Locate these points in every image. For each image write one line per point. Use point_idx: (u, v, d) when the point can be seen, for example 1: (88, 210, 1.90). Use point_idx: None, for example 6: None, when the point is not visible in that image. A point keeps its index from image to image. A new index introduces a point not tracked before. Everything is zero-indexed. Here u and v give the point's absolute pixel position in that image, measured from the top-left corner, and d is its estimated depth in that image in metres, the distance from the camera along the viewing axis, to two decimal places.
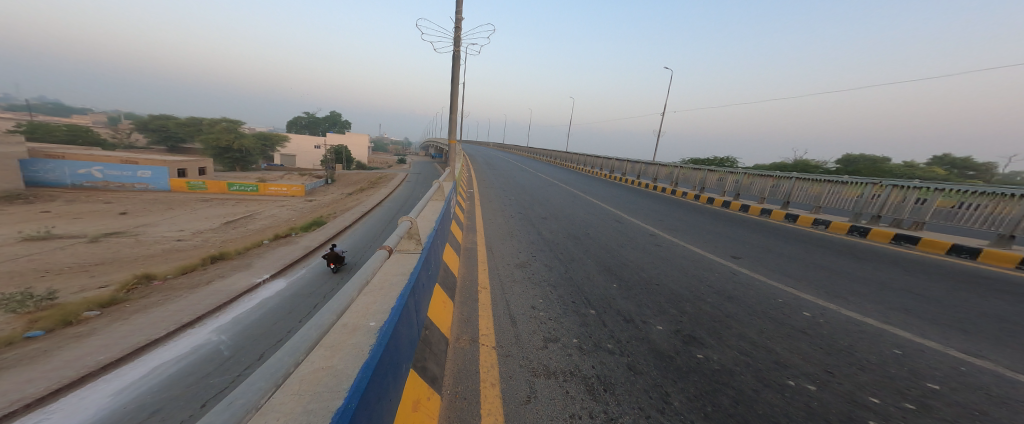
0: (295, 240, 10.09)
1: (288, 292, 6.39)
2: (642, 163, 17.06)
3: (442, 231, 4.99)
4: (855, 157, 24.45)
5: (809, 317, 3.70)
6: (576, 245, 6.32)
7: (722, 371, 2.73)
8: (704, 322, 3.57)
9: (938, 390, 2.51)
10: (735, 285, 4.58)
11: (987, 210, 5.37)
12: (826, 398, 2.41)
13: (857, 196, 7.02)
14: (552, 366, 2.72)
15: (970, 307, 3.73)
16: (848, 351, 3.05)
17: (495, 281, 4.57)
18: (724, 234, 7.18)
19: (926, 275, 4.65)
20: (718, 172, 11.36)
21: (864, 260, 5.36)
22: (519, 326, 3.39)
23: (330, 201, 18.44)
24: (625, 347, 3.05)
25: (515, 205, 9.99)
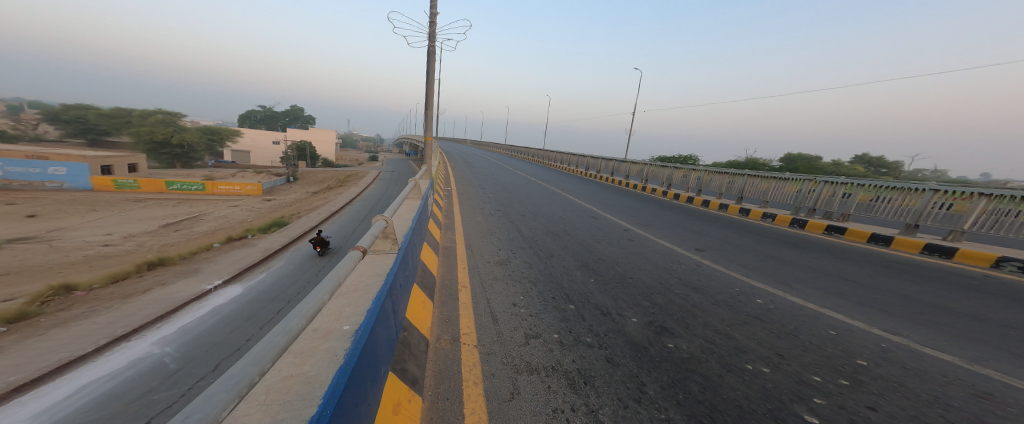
0: (251, 242, 9.42)
1: (246, 298, 5.96)
2: (615, 162, 17.61)
3: (419, 229, 4.84)
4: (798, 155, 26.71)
5: (762, 303, 3.97)
6: (553, 241, 6.40)
7: (691, 359, 2.87)
8: (674, 313, 3.73)
9: (865, 366, 2.78)
10: (696, 276, 4.82)
11: (898, 203, 5.98)
12: (778, 379, 2.59)
13: (797, 191, 7.66)
14: (534, 362, 2.73)
15: (890, 289, 4.17)
16: (794, 333, 3.30)
17: (476, 280, 4.52)
18: (688, 228, 7.55)
19: (858, 262, 5.14)
20: (684, 168, 11.93)
21: (806, 249, 5.85)
22: (501, 324, 3.37)
23: (293, 200, 17.43)
24: (603, 340, 3.12)
25: (492, 203, 9.95)
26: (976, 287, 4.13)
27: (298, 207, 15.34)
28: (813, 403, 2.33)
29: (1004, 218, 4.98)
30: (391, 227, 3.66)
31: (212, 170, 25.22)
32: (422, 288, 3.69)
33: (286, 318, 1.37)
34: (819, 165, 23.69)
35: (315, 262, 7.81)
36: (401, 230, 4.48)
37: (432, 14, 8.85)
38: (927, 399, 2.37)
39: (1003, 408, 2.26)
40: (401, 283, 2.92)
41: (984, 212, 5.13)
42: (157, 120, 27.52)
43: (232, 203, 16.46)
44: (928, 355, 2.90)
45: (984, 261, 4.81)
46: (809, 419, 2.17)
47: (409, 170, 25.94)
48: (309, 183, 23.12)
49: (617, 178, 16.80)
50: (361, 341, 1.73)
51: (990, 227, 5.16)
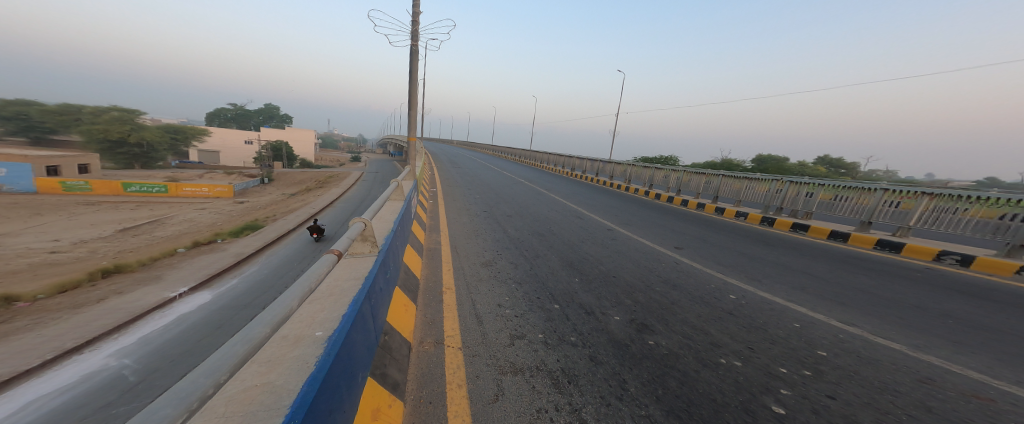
0: (221, 247, 8.98)
1: (215, 305, 5.68)
2: (599, 162, 17.94)
3: (402, 231, 4.77)
4: (769, 156, 28.07)
5: (735, 299, 4.12)
6: (537, 241, 6.44)
7: (669, 355, 2.95)
8: (654, 310, 3.82)
9: (826, 356, 2.94)
10: (674, 273, 4.96)
11: (854, 202, 6.36)
12: (748, 373, 2.71)
13: (766, 191, 8.06)
14: (519, 362, 2.75)
15: (848, 283, 4.44)
16: (763, 327, 3.45)
17: (460, 281, 4.49)
18: (669, 227, 7.77)
19: (821, 258, 5.43)
20: (663, 169, 12.31)
21: (775, 246, 6.13)
22: (486, 325, 3.36)
23: (269, 202, 16.77)
24: (586, 338, 3.17)
25: (478, 204, 9.91)
26: (923, 279, 4.45)
27: (273, 209, 14.77)
28: (779, 393, 2.45)
29: (945, 215, 5.35)
30: (370, 229, 3.59)
31: (177, 172, 23.87)
32: (404, 290, 3.63)
33: (249, 326, 1.31)
34: (786, 166, 25.05)
35: (290, 266, 7.54)
36: (380, 232, 4.38)
37: (415, 13, 8.75)
38: (878, 386, 2.54)
39: (943, 392, 2.45)
40: (381, 286, 2.86)
41: (927, 209, 5.50)
42: (111, 117, 25.64)
43: (198, 206, 15.59)
44: (880, 344, 3.10)
45: (927, 255, 5.20)
46: (776, 410, 2.27)
47: (393, 171, 25.50)
48: (286, 184, 22.30)
49: (601, 178, 17.09)
50: (336, 347, 1.69)
51: (933, 224, 5.50)
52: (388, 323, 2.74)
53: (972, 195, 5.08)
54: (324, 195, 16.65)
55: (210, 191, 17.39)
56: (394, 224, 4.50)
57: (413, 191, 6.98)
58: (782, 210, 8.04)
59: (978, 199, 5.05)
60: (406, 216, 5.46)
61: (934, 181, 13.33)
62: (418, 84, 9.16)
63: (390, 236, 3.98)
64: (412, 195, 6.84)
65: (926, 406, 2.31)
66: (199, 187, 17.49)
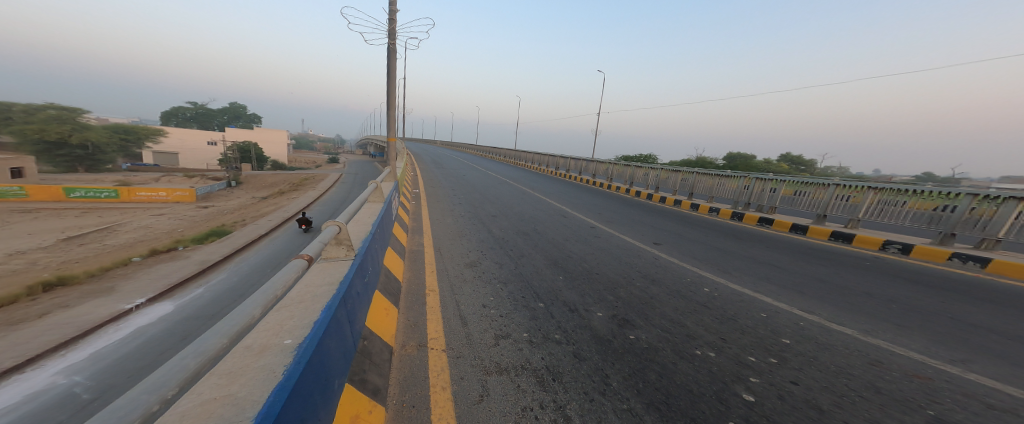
0: (183, 255, 8.44)
1: (178, 316, 5.34)
2: (582, 161, 18.24)
3: (381, 233, 4.66)
4: (740, 153, 29.38)
5: (709, 292, 4.29)
6: (521, 241, 6.45)
7: (649, 348, 3.03)
8: (635, 305, 3.92)
9: (790, 344, 3.11)
10: (653, 269, 5.11)
11: (811, 196, 6.83)
12: (721, 362, 2.82)
13: (736, 187, 8.47)
14: (504, 361, 2.74)
15: (810, 273, 4.72)
16: (734, 318, 3.61)
17: (444, 282, 4.44)
18: (647, 223, 8.00)
19: (786, 249, 5.75)
20: (643, 167, 12.67)
21: (745, 240, 6.43)
22: (470, 326, 3.34)
23: (238, 206, 15.95)
24: (570, 335, 3.21)
25: (461, 204, 9.83)
26: (874, 267, 4.80)
27: (242, 213, 14.04)
28: (749, 381, 2.57)
29: (889, 206, 5.79)
30: (345, 232, 3.47)
31: (131, 175, 22.19)
32: (384, 293, 3.54)
33: (202, 338, 1.21)
34: (754, 163, 26.36)
35: (261, 273, 7.19)
36: (358, 235, 4.26)
37: (391, 12, 8.56)
38: (835, 369, 2.71)
39: (889, 372, 2.66)
40: (358, 289, 2.77)
41: (873, 202, 5.95)
42: (50, 116, 23.43)
43: (157, 212, 14.57)
44: (837, 329, 3.32)
45: (874, 244, 5.62)
46: (746, 397, 2.38)
47: (372, 171, 24.84)
48: (257, 187, 21.26)
49: (584, 177, 17.33)
50: (307, 356, 1.61)
51: (878, 215, 5.96)
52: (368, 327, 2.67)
53: (911, 189, 5.55)
54: (298, 198, 16.01)
55: (169, 196, 16.33)
56: (371, 227, 4.40)
57: (394, 193, 6.85)
58: (750, 206, 8.45)
59: (916, 192, 5.46)
60: (386, 218, 5.32)
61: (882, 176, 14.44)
62: (396, 84, 8.96)
63: (367, 239, 3.86)
64: (392, 196, 6.69)
65: (874, 387, 2.49)
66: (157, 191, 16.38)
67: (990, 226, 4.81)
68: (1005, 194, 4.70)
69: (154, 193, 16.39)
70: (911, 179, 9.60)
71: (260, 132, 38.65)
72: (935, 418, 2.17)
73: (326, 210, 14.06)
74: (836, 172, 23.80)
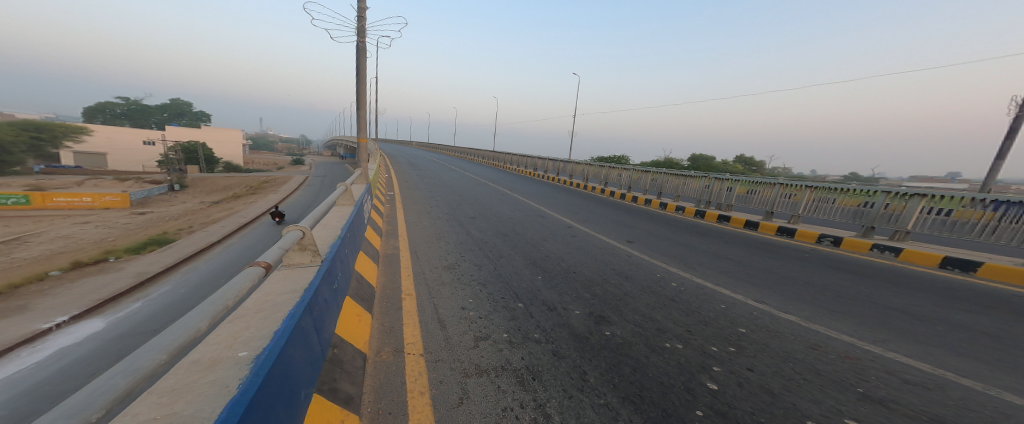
0: (116, 267, 7.60)
1: (109, 334, 4.79)
2: (558, 162, 18.52)
3: (351, 237, 4.43)
4: (703, 155, 31.11)
5: (677, 286, 4.46)
6: (500, 242, 6.41)
7: (624, 344, 3.09)
8: (610, 302, 3.99)
9: (746, 332, 3.29)
10: (626, 266, 5.24)
11: (761, 194, 7.30)
12: (688, 354, 2.93)
13: (699, 187, 8.92)
14: (484, 363, 2.70)
15: (762, 265, 5.02)
16: (699, 310, 3.77)
17: (421, 286, 4.32)
18: (621, 222, 8.23)
19: (744, 244, 6.11)
20: (616, 168, 13.07)
21: (708, 236, 6.77)
22: (448, 328, 3.27)
23: (184, 212, 14.64)
24: (548, 334, 3.21)
25: (438, 206, 9.63)
26: (818, 258, 5.20)
27: (190, 219, 12.91)
28: (712, 370, 2.69)
29: (824, 203, 6.25)
30: (310, 236, 3.26)
31: (54, 179, 19.66)
32: (355, 298, 3.38)
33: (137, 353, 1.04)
34: (714, 165, 27.95)
35: (210, 284, 6.63)
36: (324, 238, 4.03)
37: (359, 8, 8.25)
38: (783, 355, 2.89)
39: (829, 355, 2.87)
40: (326, 296, 2.61)
41: (810, 200, 6.44)
42: None
43: (80, 220, 12.97)
44: (786, 317, 3.55)
45: (812, 238, 6.11)
46: (710, 386, 2.49)
47: (341, 173, 23.84)
48: (209, 191, 19.68)
49: (561, 178, 17.57)
50: (267, 368, 1.47)
51: (815, 211, 6.43)
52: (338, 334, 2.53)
53: (840, 187, 6.05)
54: (257, 202, 15.00)
55: (95, 202, 14.81)
56: (340, 230, 4.17)
57: (365, 196, 6.57)
58: (711, 204, 8.93)
59: (845, 190, 5.97)
60: (357, 221, 5.08)
61: (821, 176, 15.88)
62: (365, 83, 8.63)
63: (335, 243, 3.65)
64: (364, 198, 6.42)
65: (816, 369, 2.68)
66: (80, 196, 14.65)
67: (901, 220, 5.38)
68: (913, 191, 5.29)
69: (75, 199, 14.63)
70: (841, 179, 10.63)
71: (214, 132, 35.81)
72: (865, 395, 2.37)
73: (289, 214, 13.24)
74: (782, 173, 25.89)
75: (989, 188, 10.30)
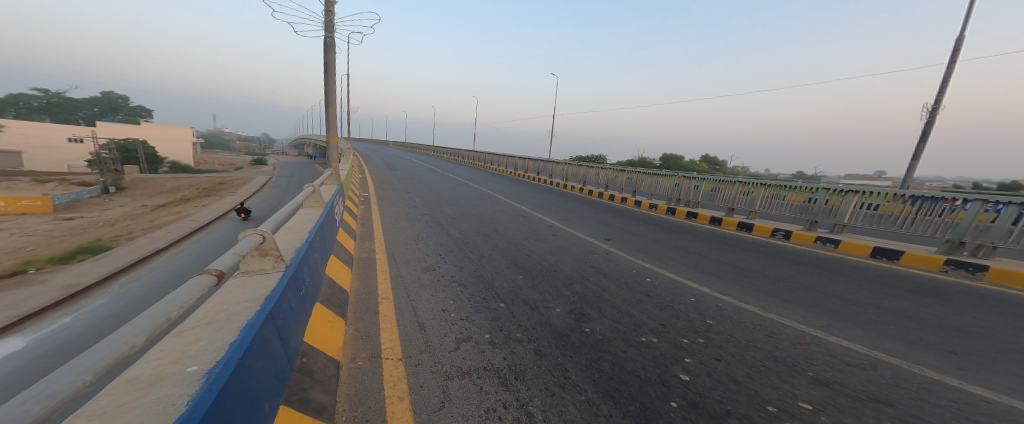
0: (43, 280, 6.78)
1: (29, 355, 4.23)
2: (537, 162, 18.66)
3: (321, 240, 4.21)
4: (673, 154, 32.62)
5: (651, 281, 4.59)
6: (480, 242, 6.33)
7: (603, 340, 3.13)
8: (590, 299, 4.02)
9: (714, 324, 3.41)
10: (603, 263, 5.32)
11: (723, 192, 7.72)
12: (661, 346, 3.00)
13: (669, 185, 9.28)
14: (467, 365, 2.67)
15: (727, 259, 5.25)
16: (672, 304, 3.87)
17: (399, 289, 4.19)
18: (598, 220, 8.39)
19: (712, 239, 6.40)
20: (595, 168, 13.33)
21: (679, 232, 7.04)
22: (429, 331, 3.20)
23: (127, 217, 13.33)
24: (529, 333, 3.20)
25: (416, 207, 9.40)
26: (776, 251, 5.52)
27: (134, 225, 11.78)
28: (684, 362, 2.76)
29: (776, 200, 6.72)
30: (272, 239, 3.01)
31: None
32: (325, 304, 3.20)
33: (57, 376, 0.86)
34: (682, 164, 29.21)
35: (155, 295, 6.06)
36: (290, 242, 3.78)
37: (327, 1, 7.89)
38: (746, 344, 3.02)
39: (783, 342, 3.03)
40: (294, 302, 2.45)
41: (765, 196, 6.90)
42: None
43: None
44: (746, 307, 3.73)
45: (766, 232, 6.50)
46: (683, 377, 2.56)
47: (311, 173, 22.73)
48: (156, 194, 18.05)
49: (541, 177, 17.64)
50: (221, 383, 1.33)
51: (769, 207, 6.89)
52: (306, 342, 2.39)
53: (789, 185, 6.52)
54: (212, 205, 13.95)
55: (13, 207, 13.09)
56: (308, 233, 3.94)
57: (335, 197, 6.26)
58: (681, 202, 9.31)
59: (794, 187, 6.44)
60: (327, 224, 4.83)
61: (775, 174, 17.08)
62: (334, 79, 8.21)
63: (302, 247, 3.43)
64: (334, 200, 6.11)
65: (773, 356, 2.83)
66: None
67: (839, 214, 5.91)
68: (849, 188, 5.80)
69: None
70: (792, 177, 11.46)
71: (163, 131, 32.92)
72: (814, 378, 2.52)
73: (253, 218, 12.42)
74: (742, 172, 27.69)
75: (910, 184, 11.56)
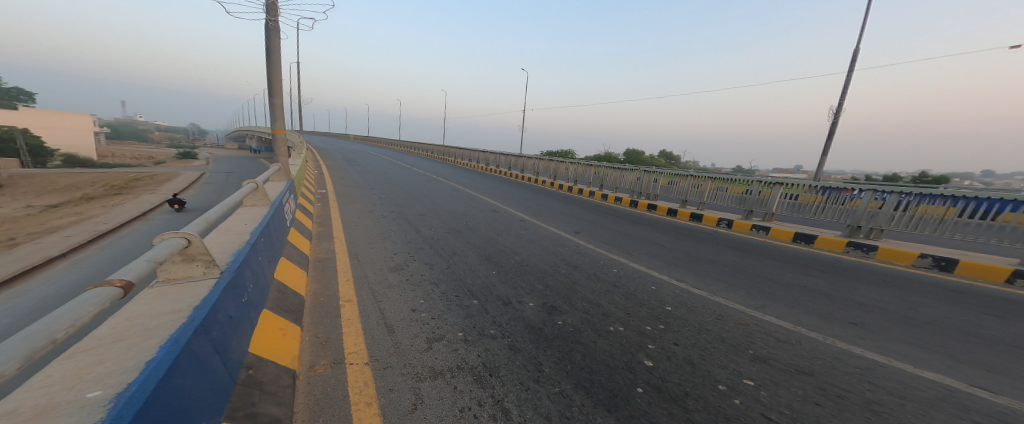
0: None
1: None
2: (503, 157, 18.66)
3: (267, 240, 3.50)
4: (633, 149, 33.67)
5: (618, 271, 4.45)
6: (450, 238, 5.78)
7: (575, 331, 3.00)
8: (562, 291, 3.82)
9: (672, 310, 3.44)
10: (574, 255, 5.06)
11: (678, 185, 8.39)
12: (627, 334, 2.97)
13: (631, 179, 9.79)
14: (439, 364, 2.43)
15: (683, 248, 5.54)
16: (636, 293, 3.80)
17: (363, 290, 3.68)
18: (565, 212, 8.29)
19: (674, 230, 6.67)
20: (566, 162, 12.97)
21: (641, 223, 7.19)
22: (398, 332, 2.86)
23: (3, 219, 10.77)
24: (503, 329, 2.98)
25: (377, 203, 8.68)
26: (728, 240, 6.07)
27: (13, 229, 9.52)
28: (647, 348, 2.77)
29: (721, 192, 7.51)
30: (201, 241, 2.18)
31: None
32: (274, 310, 2.69)
33: None
34: (639, 157, 30.62)
35: (37, 314, 4.79)
36: (225, 240, 3.05)
37: None
38: (699, 327, 3.12)
39: (724, 323, 3.21)
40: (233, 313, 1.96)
41: (712, 189, 7.68)
42: None
43: None
44: (697, 292, 3.88)
45: (713, 222, 7.27)
46: (647, 363, 2.57)
47: (255, 167, 20.26)
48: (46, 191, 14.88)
49: (511, 172, 17.30)
50: (138, 408, 0.92)
51: (714, 199, 7.69)
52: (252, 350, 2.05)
53: (731, 178, 7.33)
54: (124, 204, 11.80)
55: None
56: (249, 234, 3.23)
57: (284, 195, 5.35)
58: (642, 195, 9.93)
59: (734, 180, 7.24)
60: (274, 223, 4.05)
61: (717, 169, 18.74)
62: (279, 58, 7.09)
63: (240, 249, 2.76)
64: (283, 196, 5.20)
65: (722, 338, 2.96)
66: None
67: (768, 204, 6.80)
68: (775, 181, 6.65)
69: None
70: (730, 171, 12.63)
71: (53, 117, 27.27)
72: (755, 356, 2.69)
73: (182, 214, 10.65)
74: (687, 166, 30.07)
75: (819, 176, 13.37)
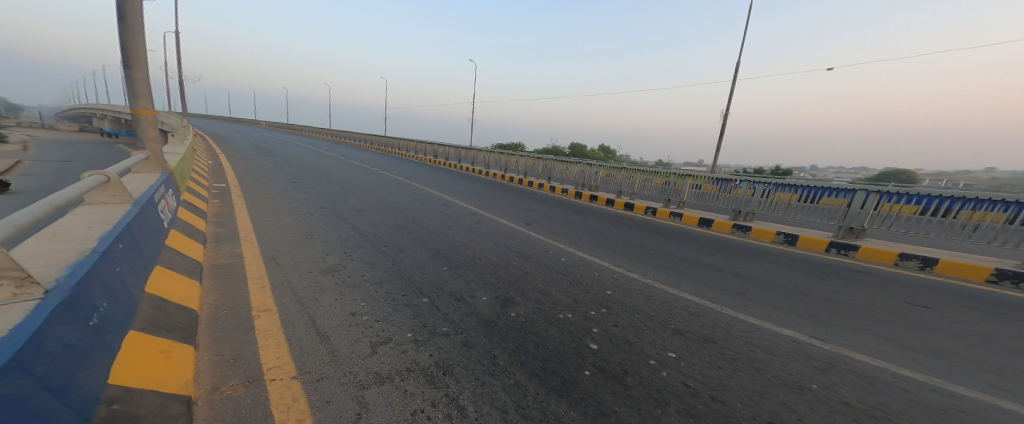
0: None
1: None
2: (443, 147, 17.44)
3: (132, 247, 1.87)
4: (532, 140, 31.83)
5: (566, 260, 3.64)
6: (395, 233, 4.43)
7: (529, 320, 2.18)
8: (512, 281, 2.90)
9: (612, 295, 2.73)
10: (528, 247, 4.13)
11: (614, 177, 8.16)
12: (573, 319, 2.24)
13: (575, 171, 9.44)
14: (386, 368, 1.54)
15: (623, 236, 4.98)
16: (580, 280, 3.04)
17: (286, 293, 2.32)
18: (511, 203, 7.48)
19: (624, 219, 6.28)
20: (514, 154, 12.35)
21: (585, 212, 6.67)
22: (337, 340, 1.76)
23: None
24: (455, 324, 2.04)
25: (288, 196, 6.78)
26: (660, 227, 5.77)
27: None
28: (591, 332, 2.07)
29: (647, 183, 7.36)
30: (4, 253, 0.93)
31: None
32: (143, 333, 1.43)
33: None
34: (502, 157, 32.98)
35: None
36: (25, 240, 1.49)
37: None
38: (632, 308, 2.50)
39: (649, 302, 2.63)
40: (70, 339, 0.94)
41: (639, 180, 7.51)
42: None
43: None
44: (630, 275, 3.27)
45: (642, 210, 7.00)
46: (591, 346, 1.91)
47: (110, 157, 15.29)
48: None
49: (456, 164, 15.89)
50: None
51: (640, 190, 7.55)
52: (95, 412, 0.91)
53: (652, 170, 7.21)
54: None
55: None
56: (95, 236, 1.64)
57: (164, 186, 3.33)
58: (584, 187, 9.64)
59: (656, 172, 7.10)
60: (146, 225, 2.31)
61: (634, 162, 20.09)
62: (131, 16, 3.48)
63: (81, 258, 1.33)
64: (161, 186, 3.26)
65: (650, 316, 2.36)
66: None
67: (679, 193, 6.70)
68: (685, 173, 6.55)
69: None
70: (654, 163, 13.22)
71: None
72: (675, 331, 2.17)
73: None
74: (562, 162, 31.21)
75: (715, 168, 15.10)
